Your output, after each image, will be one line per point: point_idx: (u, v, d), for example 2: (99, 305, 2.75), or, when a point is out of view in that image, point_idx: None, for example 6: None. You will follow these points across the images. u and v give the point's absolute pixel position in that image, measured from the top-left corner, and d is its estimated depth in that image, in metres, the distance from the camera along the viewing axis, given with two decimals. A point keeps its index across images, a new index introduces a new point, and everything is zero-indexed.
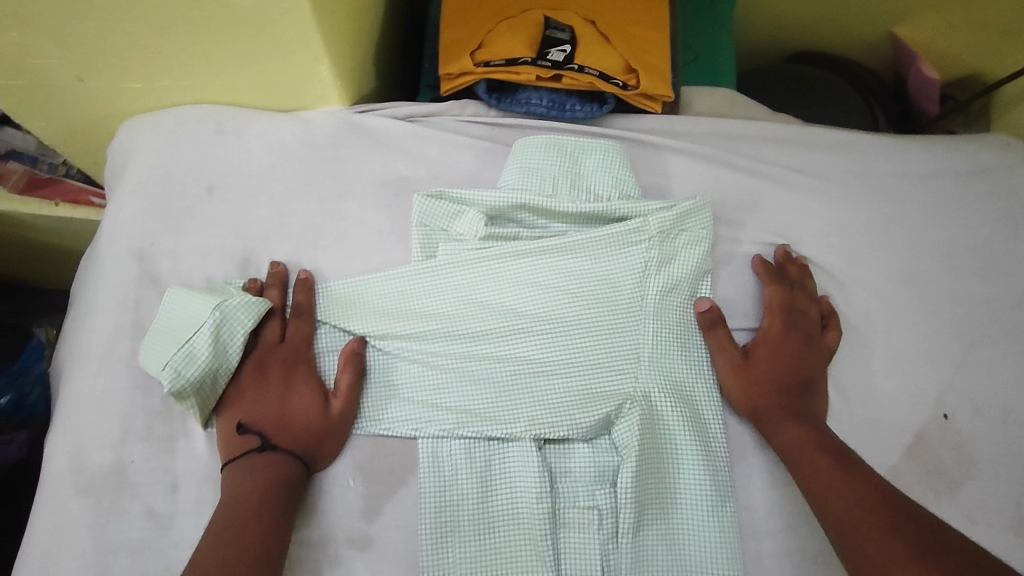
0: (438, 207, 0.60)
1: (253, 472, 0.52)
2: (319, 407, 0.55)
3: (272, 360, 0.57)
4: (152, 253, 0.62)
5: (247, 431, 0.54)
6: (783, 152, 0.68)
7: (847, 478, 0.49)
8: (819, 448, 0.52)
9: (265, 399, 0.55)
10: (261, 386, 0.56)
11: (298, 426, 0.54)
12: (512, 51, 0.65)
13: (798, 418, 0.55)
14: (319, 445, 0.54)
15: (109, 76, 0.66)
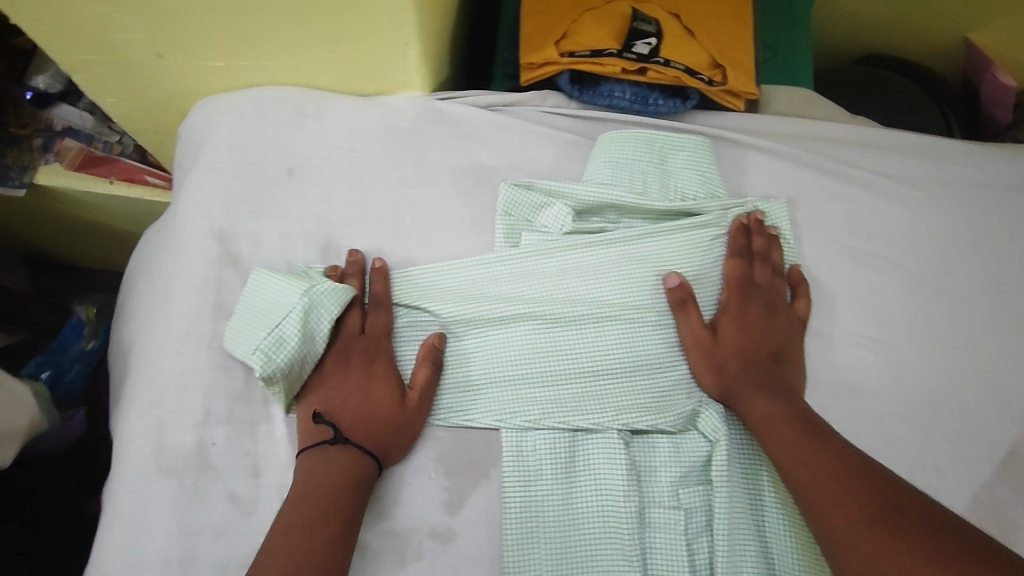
0: (526, 197, 0.60)
1: (324, 466, 0.51)
2: (395, 401, 0.54)
3: (352, 350, 0.56)
4: (232, 233, 0.61)
5: (322, 422, 0.54)
6: (869, 156, 0.67)
7: (821, 457, 0.49)
8: (790, 425, 0.52)
9: (344, 389, 0.55)
10: (341, 376, 0.56)
11: (376, 421, 0.54)
12: (599, 42, 0.64)
13: (771, 393, 0.54)
14: (392, 440, 0.54)
15: (190, 53, 0.65)
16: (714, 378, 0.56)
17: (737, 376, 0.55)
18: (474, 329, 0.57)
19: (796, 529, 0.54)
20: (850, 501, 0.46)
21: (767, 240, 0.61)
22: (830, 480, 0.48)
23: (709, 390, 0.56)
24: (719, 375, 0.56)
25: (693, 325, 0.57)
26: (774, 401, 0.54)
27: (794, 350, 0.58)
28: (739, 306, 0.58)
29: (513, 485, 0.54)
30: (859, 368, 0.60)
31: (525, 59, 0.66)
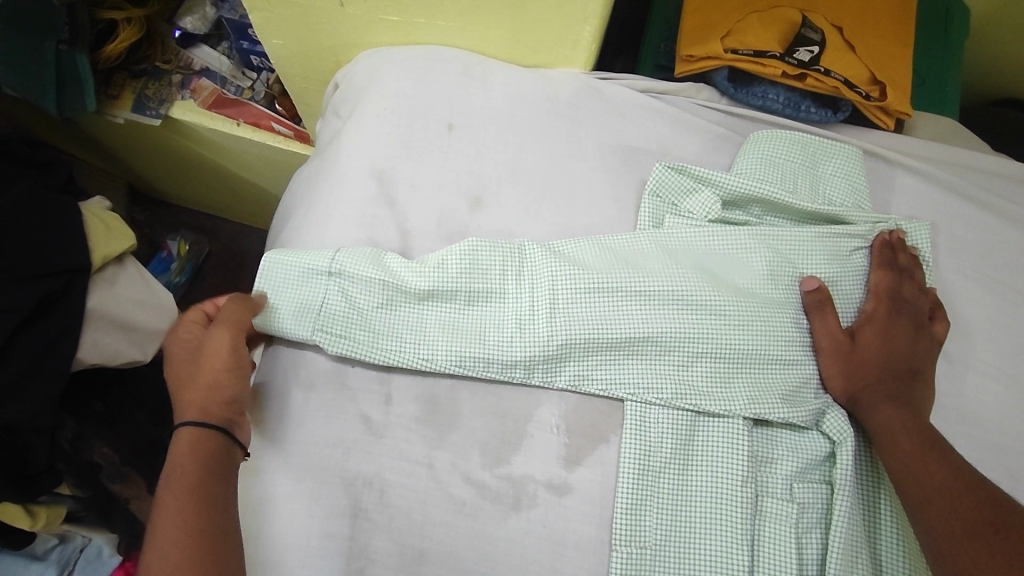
0: (676, 180, 0.62)
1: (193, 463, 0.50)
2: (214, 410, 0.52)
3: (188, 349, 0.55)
4: (391, 176, 0.64)
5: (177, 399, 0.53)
6: (1014, 193, 0.67)
7: (933, 465, 0.52)
8: (908, 434, 0.54)
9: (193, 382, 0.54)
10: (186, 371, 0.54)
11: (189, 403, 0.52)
12: (763, 43, 0.65)
13: (897, 404, 0.56)
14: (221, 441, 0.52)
15: (371, 6, 0.68)
16: (845, 381, 0.58)
17: (868, 382, 0.58)
18: (614, 300, 0.58)
19: (902, 538, 0.55)
20: (959, 514, 0.49)
21: (912, 258, 0.62)
22: (938, 490, 0.50)
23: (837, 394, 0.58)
24: (848, 379, 0.58)
25: (831, 326, 0.58)
26: (900, 411, 0.56)
27: (925, 366, 0.59)
28: (885, 318, 0.60)
29: (633, 454, 0.55)
30: (984, 394, 0.61)
31: (685, 51, 0.67)
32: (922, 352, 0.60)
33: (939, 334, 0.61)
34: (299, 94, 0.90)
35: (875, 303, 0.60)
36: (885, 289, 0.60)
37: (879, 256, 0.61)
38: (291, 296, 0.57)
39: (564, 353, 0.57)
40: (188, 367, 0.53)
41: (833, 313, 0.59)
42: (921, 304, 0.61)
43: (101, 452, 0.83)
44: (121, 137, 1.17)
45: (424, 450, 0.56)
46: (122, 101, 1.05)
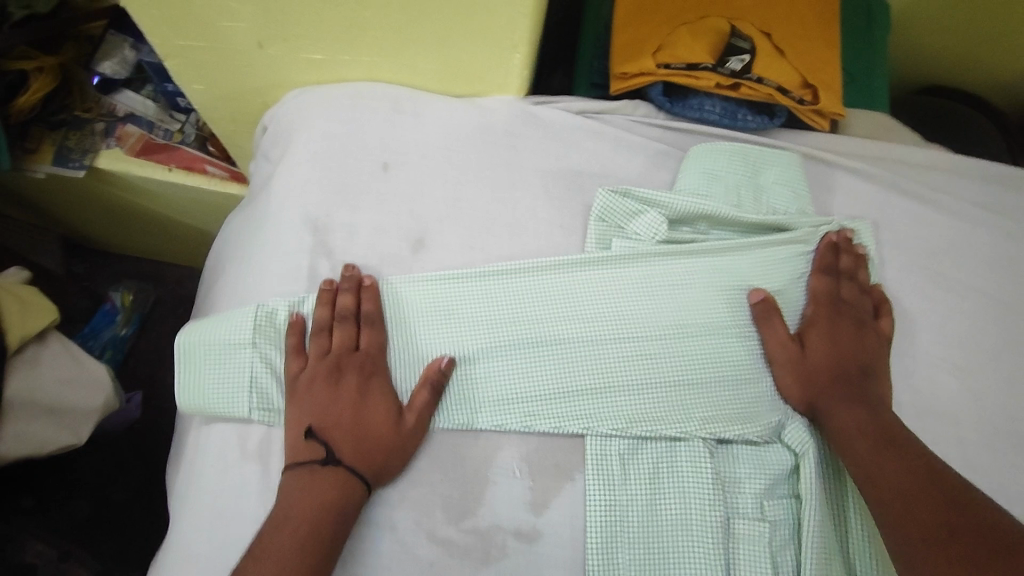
0: (622, 203, 0.61)
1: (315, 486, 0.51)
2: (392, 420, 0.53)
3: (348, 366, 0.55)
4: (327, 224, 0.61)
5: (315, 438, 0.53)
6: (948, 184, 0.68)
7: (892, 466, 0.50)
8: (865, 435, 0.53)
9: (340, 401, 0.54)
10: (333, 392, 0.54)
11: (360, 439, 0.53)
12: (694, 56, 0.64)
13: (855, 404, 0.55)
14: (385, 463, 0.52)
15: (292, 46, 0.65)
16: (800, 390, 0.57)
17: (823, 388, 0.57)
18: (548, 338, 0.58)
19: (872, 543, 0.55)
20: (913, 514, 0.47)
21: (856, 258, 0.62)
22: (897, 492, 0.48)
23: (795, 399, 0.57)
24: (803, 386, 0.57)
25: (780, 335, 0.58)
26: (859, 413, 0.55)
27: (876, 364, 0.59)
28: (828, 321, 0.60)
29: (598, 491, 0.54)
30: (941, 388, 0.61)
31: (618, 69, 0.66)
32: (873, 347, 0.59)
33: (886, 329, 0.61)
34: (228, 137, 0.86)
35: (815, 307, 0.60)
36: (824, 293, 0.60)
37: (819, 259, 0.62)
38: (213, 372, 0.55)
39: (508, 396, 0.56)
40: (329, 396, 0.54)
41: (779, 319, 0.58)
42: (864, 303, 0.61)
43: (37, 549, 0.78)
44: (46, 193, 1.11)
45: (383, 511, 0.53)
46: (40, 155, 1.00)
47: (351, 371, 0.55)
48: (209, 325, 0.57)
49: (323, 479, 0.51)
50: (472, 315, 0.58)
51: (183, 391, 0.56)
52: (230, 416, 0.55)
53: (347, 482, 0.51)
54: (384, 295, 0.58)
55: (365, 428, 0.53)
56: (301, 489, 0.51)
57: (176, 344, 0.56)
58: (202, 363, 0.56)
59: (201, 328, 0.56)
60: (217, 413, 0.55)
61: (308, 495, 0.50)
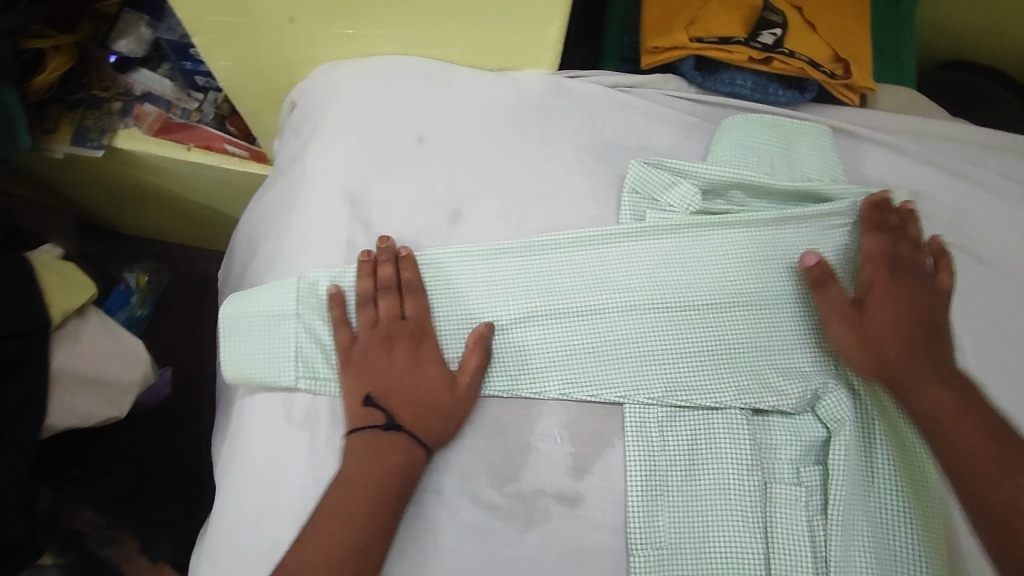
0: (655, 175, 0.62)
1: (374, 455, 0.52)
2: (445, 383, 0.55)
3: (398, 334, 0.56)
4: (364, 197, 0.62)
5: (374, 404, 0.54)
6: (978, 157, 0.69)
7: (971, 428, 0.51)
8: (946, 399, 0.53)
9: (391, 369, 0.55)
10: (386, 360, 0.55)
11: (414, 403, 0.54)
12: (727, 30, 0.64)
13: (928, 368, 0.54)
14: (439, 425, 0.54)
15: (325, 20, 0.65)
16: (867, 358, 0.56)
17: (890, 350, 0.56)
18: (587, 308, 0.59)
19: (908, 508, 0.56)
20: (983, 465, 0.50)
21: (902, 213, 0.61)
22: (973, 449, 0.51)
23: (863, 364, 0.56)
24: (870, 355, 0.56)
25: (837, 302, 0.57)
26: (935, 374, 0.54)
27: (943, 318, 0.58)
28: (886, 283, 0.59)
29: (637, 458, 0.55)
30: (970, 358, 0.62)
31: (650, 43, 0.67)
32: (934, 302, 0.59)
33: (946, 282, 0.61)
34: (253, 114, 0.86)
35: (872, 270, 0.59)
36: (877, 256, 0.59)
37: (867, 222, 0.61)
38: (258, 342, 0.57)
39: (546, 366, 0.58)
40: (381, 362, 0.55)
41: (835, 286, 0.58)
42: (920, 261, 0.60)
43: (83, 518, 0.78)
44: (63, 173, 1.11)
45: (429, 476, 0.54)
46: (60, 135, 1.00)
47: (401, 339, 0.56)
48: (253, 296, 0.58)
49: (383, 448, 0.53)
50: (511, 285, 0.59)
51: (230, 360, 0.57)
52: (275, 385, 0.56)
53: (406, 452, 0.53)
54: (423, 263, 0.59)
55: (420, 398, 0.54)
56: (357, 455, 0.52)
57: (222, 316, 0.58)
58: (246, 332, 0.57)
59: (246, 303, 0.58)
60: (264, 380, 0.57)
61: (370, 462, 0.52)
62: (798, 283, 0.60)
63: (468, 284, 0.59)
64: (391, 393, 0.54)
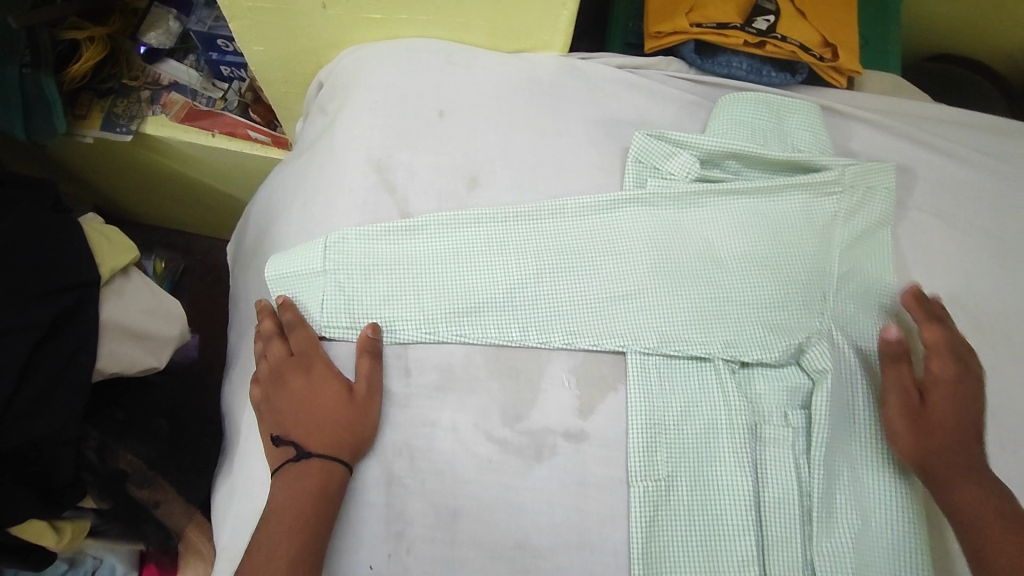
0: (656, 145, 0.67)
1: (291, 483, 0.55)
2: (342, 395, 0.58)
3: (288, 369, 0.60)
4: (389, 164, 0.67)
5: (282, 442, 0.58)
6: (960, 134, 0.74)
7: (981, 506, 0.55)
8: (987, 512, 0.55)
9: (297, 400, 0.59)
10: (290, 393, 0.59)
11: (320, 429, 0.57)
12: (724, 16, 0.70)
13: (970, 477, 0.57)
14: (353, 439, 0.57)
15: (353, 5, 0.70)
16: (914, 451, 0.59)
17: (937, 444, 0.58)
18: (590, 267, 0.65)
19: (879, 448, 0.61)
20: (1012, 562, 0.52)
21: (938, 305, 0.65)
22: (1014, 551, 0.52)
23: (906, 453, 0.59)
24: (917, 446, 0.59)
25: (900, 391, 0.60)
26: (978, 487, 0.56)
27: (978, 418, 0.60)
28: (951, 378, 0.61)
29: (638, 402, 0.61)
30: (949, 318, 0.67)
31: (653, 28, 0.72)
32: (981, 398, 0.61)
33: (974, 360, 0.63)
34: (278, 98, 0.91)
35: (940, 360, 0.61)
36: (942, 345, 0.62)
37: (920, 310, 0.63)
38: (299, 295, 0.63)
39: (552, 318, 0.63)
40: (281, 397, 0.59)
41: (907, 363, 0.61)
42: (975, 364, 0.63)
43: (125, 459, 0.76)
44: (90, 158, 1.16)
45: (448, 414, 0.60)
46: (91, 121, 1.06)
47: (292, 372, 0.60)
48: (294, 255, 0.63)
49: (298, 470, 0.56)
50: (521, 245, 0.65)
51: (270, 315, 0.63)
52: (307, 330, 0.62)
53: (314, 468, 0.56)
54: (400, 250, 0.63)
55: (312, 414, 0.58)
56: (283, 479, 0.56)
57: (268, 272, 0.63)
58: (287, 287, 0.63)
59: (283, 260, 0.63)
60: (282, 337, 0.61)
61: (288, 486, 0.55)
62: (786, 246, 0.66)
63: (480, 242, 0.64)
64: (297, 425, 0.58)
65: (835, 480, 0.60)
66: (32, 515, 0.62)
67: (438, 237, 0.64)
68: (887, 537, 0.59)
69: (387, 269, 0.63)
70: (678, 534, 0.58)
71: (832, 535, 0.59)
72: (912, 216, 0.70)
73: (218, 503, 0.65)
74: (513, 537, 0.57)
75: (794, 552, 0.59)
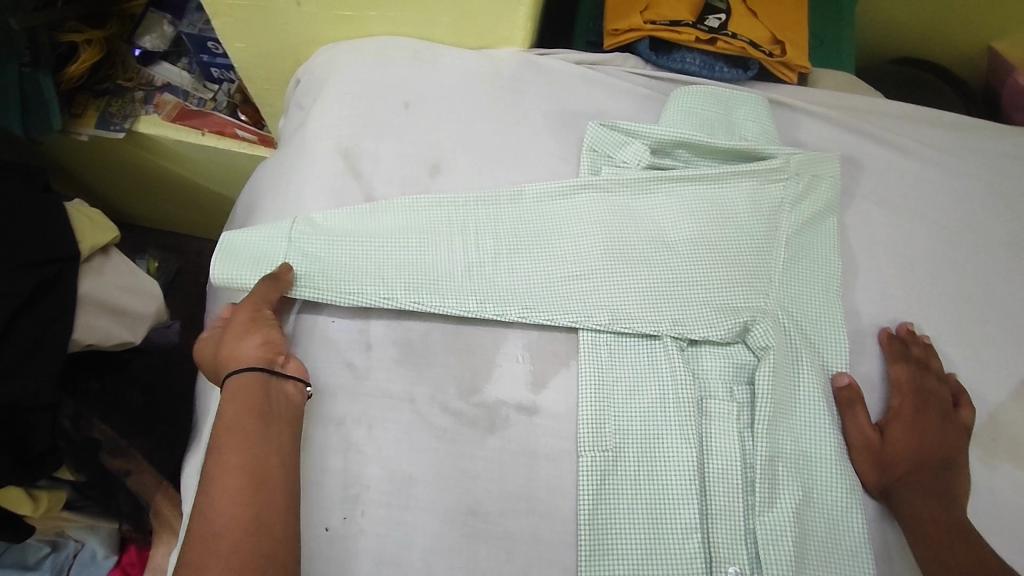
0: (609, 135, 0.71)
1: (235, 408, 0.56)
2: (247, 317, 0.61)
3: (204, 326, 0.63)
4: (356, 152, 0.71)
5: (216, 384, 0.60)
6: (905, 127, 0.77)
7: (938, 527, 0.57)
8: (941, 526, 0.57)
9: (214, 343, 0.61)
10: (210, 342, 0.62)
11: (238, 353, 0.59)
12: (676, 14, 0.74)
13: (934, 497, 0.58)
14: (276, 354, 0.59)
15: (326, 3, 0.75)
16: (877, 474, 0.61)
17: (900, 473, 0.61)
18: (545, 248, 0.68)
19: (826, 425, 0.63)
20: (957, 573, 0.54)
21: (925, 349, 0.66)
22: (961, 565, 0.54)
23: (870, 482, 0.61)
24: (880, 473, 0.61)
25: (861, 424, 0.62)
26: (939, 506, 0.58)
27: (959, 455, 0.62)
28: (913, 413, 0.63)
29: (588, 376, 0.63)
30: (895, 300, 0.70)
31: (611, 25, 0.76)
32: (954, 437, 0.62)
33: (965, 419, 0.64)
34: (262, 95, 0.95)
35: (901, 399, 0.64)
36: (908, 384, 0.64)
37: (891, 350, 0.66)
38: (261, 257, 0.65)
39: (506, 296, 0.66)
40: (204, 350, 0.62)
41: (862, 409, 0.63)
42: (944, 392, 0.65)
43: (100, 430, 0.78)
44: (85, 157, 1.20)
45: (405, 386, 0.62)
46: (87, 119, 1.10)
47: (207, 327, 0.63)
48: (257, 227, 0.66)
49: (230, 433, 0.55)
50: (479, 228, 0.68)
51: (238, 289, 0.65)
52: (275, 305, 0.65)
53: (255, 405, 0.56)
54: (364, 229, 0.66)
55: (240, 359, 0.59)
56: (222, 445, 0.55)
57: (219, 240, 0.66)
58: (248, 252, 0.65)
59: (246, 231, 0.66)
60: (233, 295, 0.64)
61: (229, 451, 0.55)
62: (733, 230, 0.68)
63: (441, 224, 0.68)
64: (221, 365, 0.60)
65: (780, 454, 0.61)
66: (7, 480, 0.65)
67: (401, 222, 0.67)
68: (828, 510, 0.61)
69: (352, 244, 0.65)
70: (623, 503, 0.60)
71: (775, 506, 0.60)
72: (858, 203, 0.73)
73: (186, 475, 0.67)
74: (466, 504, 0.59)
75: (736, 522, 0.60)
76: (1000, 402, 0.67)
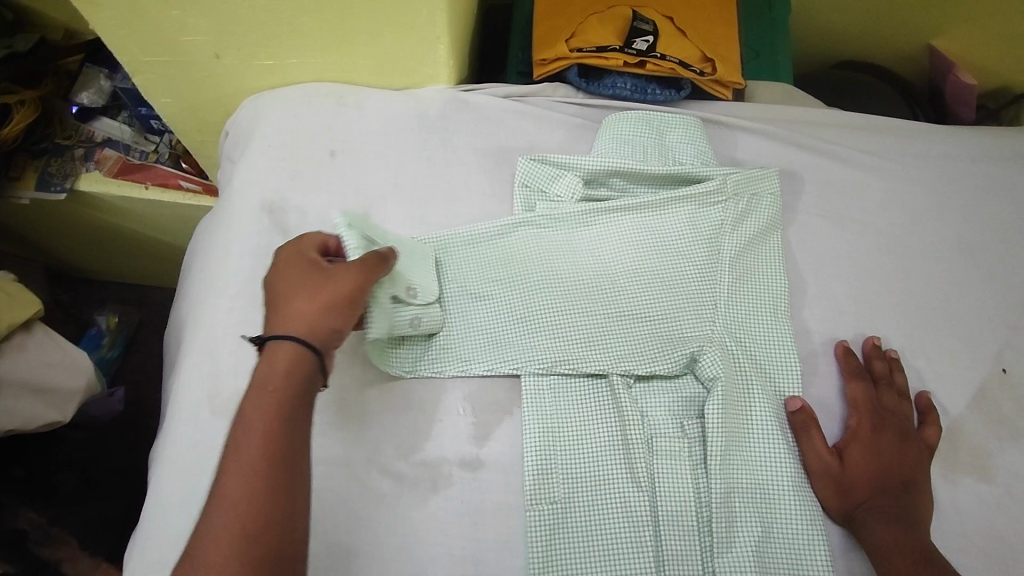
0: (540, 170, 0.69)
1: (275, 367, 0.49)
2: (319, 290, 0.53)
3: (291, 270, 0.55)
4: (282, 205, 0.68)
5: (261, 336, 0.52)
6: (845, 136, 0.76)
7: (897, 556, 0.54)
8: (904, 555, 0.54)
9: (292, 290, 0.53)
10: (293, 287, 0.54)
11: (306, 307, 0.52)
12: (603, 39, 0.72)
13: (896, 522, 0.56)
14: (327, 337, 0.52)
15: (245, 54, 0.72)
16: (838, 500, 0.59)
17: (861, 497, 0.58)
18: (483, 292, 0.65)
19: (782, 453, 0.60)
20: None
21: (887, 364, 0.65)
22: None
23: (831, 509, 0.59)
24: (842, 499, 0.59)
25: (819, 450, 0.60)
26: (899, 530, 0.55)
27: (922, 475, 0.59)
28: (873, 433, 0.61)
29: (532, 424, 0.60)
30: (848, 315, 0.68)
31: (538, 56, 0.75)
32: (916, 457, 0.60)
33: (929, 439, 0.62)
34: (197, 147, 0.92)
35: (859, 418, 0.62)
36: (865, 401, 0.62)
37: (847, 367, 0.64)
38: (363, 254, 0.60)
39: (445, 347, 0.63)
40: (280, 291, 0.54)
41: (818, 432, 0.60)
42: (904, 410, 0.63)
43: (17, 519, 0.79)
44: (28, 220, 1.17)
45: (340, 451, 0.59)
46: (26, 181, 1.05)
47: (292, 270, 0.55)
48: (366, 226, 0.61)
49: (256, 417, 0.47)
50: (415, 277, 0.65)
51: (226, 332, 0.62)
52: (199, 374, 0.62)
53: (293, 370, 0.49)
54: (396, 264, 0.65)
55: (307, 307, 0.52)
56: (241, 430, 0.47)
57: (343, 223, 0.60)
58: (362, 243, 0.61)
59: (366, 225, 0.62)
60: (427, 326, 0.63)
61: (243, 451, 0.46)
62: (674, 256, 0.66)
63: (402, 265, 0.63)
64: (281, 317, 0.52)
65: (735, 489, 0.59)
66: None
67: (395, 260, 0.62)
68: (790, 544, 0.58)
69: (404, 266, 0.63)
70: (575, 557, 0.57)
71: (734, 547, 0.57)
72: (801, 218, 0.72)
73: None
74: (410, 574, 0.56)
75: (695, 567, 0.57)
76: (960, 414, 0.65)
